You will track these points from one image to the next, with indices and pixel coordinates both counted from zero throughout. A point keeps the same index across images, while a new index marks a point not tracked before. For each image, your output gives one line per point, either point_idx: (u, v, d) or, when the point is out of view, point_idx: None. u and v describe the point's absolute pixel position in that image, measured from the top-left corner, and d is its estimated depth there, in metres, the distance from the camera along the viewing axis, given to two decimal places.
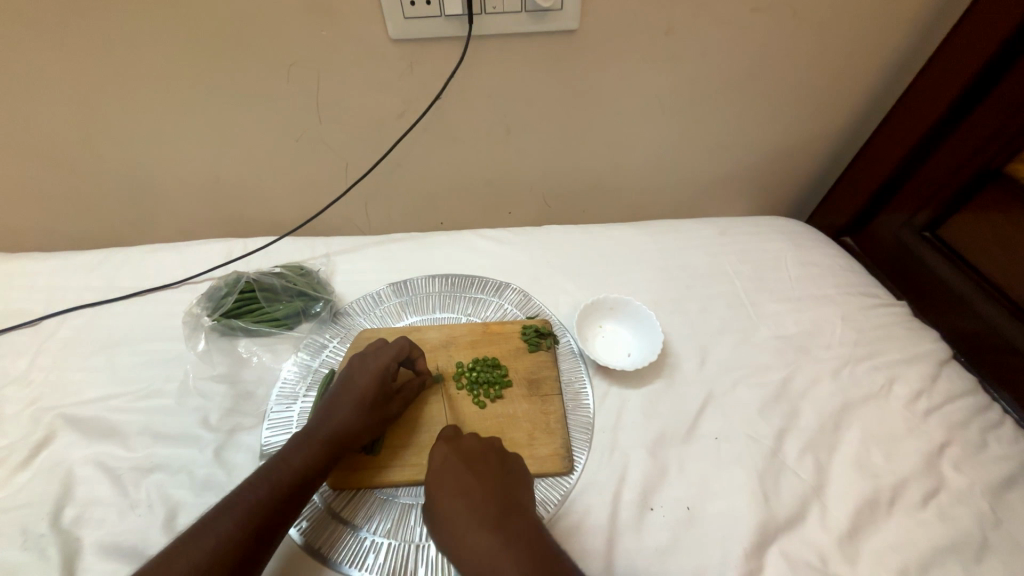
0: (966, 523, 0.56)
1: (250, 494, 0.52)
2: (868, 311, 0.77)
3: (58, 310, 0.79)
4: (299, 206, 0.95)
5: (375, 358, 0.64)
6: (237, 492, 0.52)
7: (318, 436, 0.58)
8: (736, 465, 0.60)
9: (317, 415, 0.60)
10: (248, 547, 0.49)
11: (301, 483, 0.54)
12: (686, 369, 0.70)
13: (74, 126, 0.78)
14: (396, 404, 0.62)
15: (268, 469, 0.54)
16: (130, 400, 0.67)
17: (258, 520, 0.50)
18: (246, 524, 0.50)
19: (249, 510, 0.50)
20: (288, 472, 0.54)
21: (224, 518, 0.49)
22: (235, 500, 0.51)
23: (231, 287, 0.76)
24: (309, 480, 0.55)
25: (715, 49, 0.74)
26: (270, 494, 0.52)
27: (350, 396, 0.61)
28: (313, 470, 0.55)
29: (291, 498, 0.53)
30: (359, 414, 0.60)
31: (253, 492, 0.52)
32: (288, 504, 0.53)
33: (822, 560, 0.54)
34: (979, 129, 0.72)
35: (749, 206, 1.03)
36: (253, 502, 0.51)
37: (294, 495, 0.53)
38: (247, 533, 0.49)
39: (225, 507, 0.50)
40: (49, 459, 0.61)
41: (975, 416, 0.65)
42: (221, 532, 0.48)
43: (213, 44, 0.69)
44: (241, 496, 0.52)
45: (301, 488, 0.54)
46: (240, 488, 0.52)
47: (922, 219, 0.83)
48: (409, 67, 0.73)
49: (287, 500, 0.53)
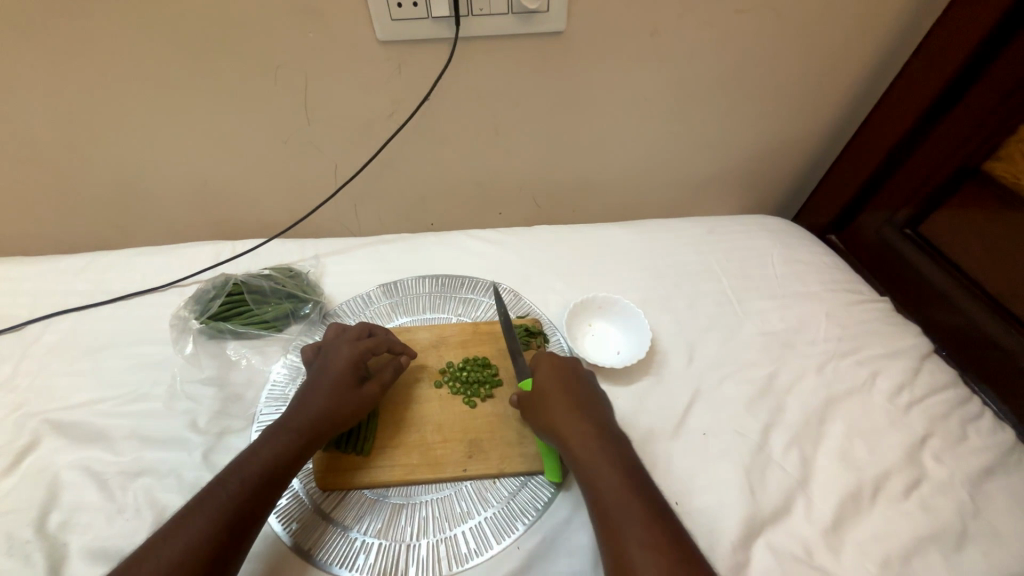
0: (948, 512, 0.57)
1: (222, 489, 0.50)
2: (853, 307, 0.79)
3: (43, 315, 0.78)
4: (289, 208, 0.94)
5: (345, 347, 0.65)
6: (207, 491, 0.50)
7: (292, 426, 0.57)
8: (725, 460, 0.61)
9: (290, 408, 0.59)
10: (223, 539, 0.47)
11: (274, 473, 0.53)
12: (675, 366, 0.71)
13: (59, 130, 0.78)
14: (368, 390, 0.62)
15: (240, 463, 0.53)
16: (118, 404, 0.67)
17: (232, 513, 0.49)
18: (220, 518, 0.48)
19: (220, 505, 0.49)
20: (262, 463, 0.53)
21: (196, 514, 0.48)
22: (206, 497, 0.50)
23: (219, 290, 0.76)
24: (283, 468, 0.54)
25: (701, 51, 0.75)
26: (242, 487, 0.51)
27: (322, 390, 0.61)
28: (287, 459, 0.55)
29: (264, 488, 0.52)
30: (332, 402, 0.59)
31: (225, 487, 0.51)
32: (262, 493, 0.52)
33: (808, 551, 0.55)
34: (956, 130, 0.74)
35: (737, 204, 1.04)
36: (224, 496, 0.50)
37: (268, 484, 0.52)
38: (222, 526, 0.48)
39: (197, 504, 0.49)
40: (36, 464, 0.60)
41: (955, 408, 0.67)
42: (192, 529, 0.47)
43: (200, 47, 0.69)
44: (212, 492, 0.50)
45: (275, 478, 0.53)
46: (211, 486, 0.51)
47: (903, 216, 0.84)
48: (397, 68, 0.73)
49: (258, 491, 0.51)
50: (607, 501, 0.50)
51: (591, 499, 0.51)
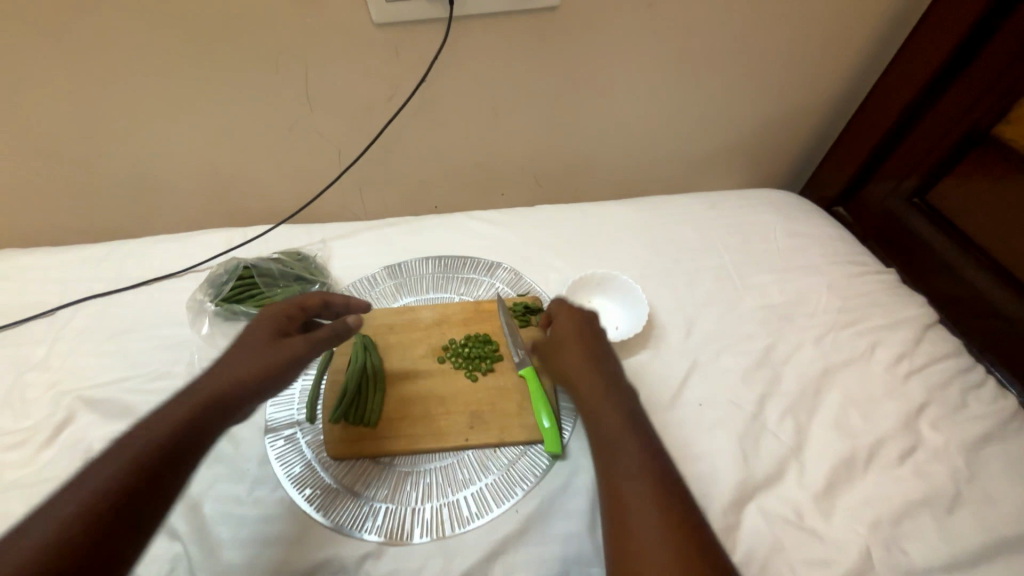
0: (942, 477, 0.58)
1: (131, 444, 0.45)
2: (856, 279, 0.78)
3: (71, 301, 0.82)
4: (295, 194, 0.97)
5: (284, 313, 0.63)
6: (112, 449, 0.44)
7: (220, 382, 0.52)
8: (720, 429, 0.63)
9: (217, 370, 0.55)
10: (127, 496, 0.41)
11: (192, 428, 0.48)
12: (673, 339, 0.72)
13: (75, 124, 0.81)
14: (303, 345, 0.59)
15: (155, 419, 0.48)
16: (142, 383, 0.71)
17: (142, 468, 0.43)
18: (128, 474, 0.43)
19: (129, 459, 0.43)
20: (182, 417, 0.48)
21: (99, 470, 0.42)
22: (112, 454, 0.44)
23: (231, 274, 0.79)
24: (204, 423, 0.49)
25: (699, 21, 0.74)
26: (156, 441, 0.45)
27: (257, 346, 0.58)
28: (209, 414, 0.49)
29: (181, 442, 0.46)
30: (264, 360, 0.56)
31: (136, 442, 0.45)
32: (180, 448, 0.46)
33: (798, 514, 0.56)
34: (965, 94, 0.72)
35: (741, 178, 1.03)
36: (134, 450, 0.44)
37: (188, 439, 0.47)
38: (128, 483, 0.42)
39: (103, 460, 0.43)
40: (72, 437, 0.65)
41: (956, 376, 0.67)
42: (93, 484, 0.41)
43: (202, 37, 0.71)
44: (119, 449, 0.44)
45: (196, 432, 0.48)
46: (119, 442, 0.45)
47: (909, 185, 0.83)
48: (393, 51, 0.74)
49: (174, 445, 0.46)
50: (608, 427, 0.53)
51: (606, 422, 0.53)
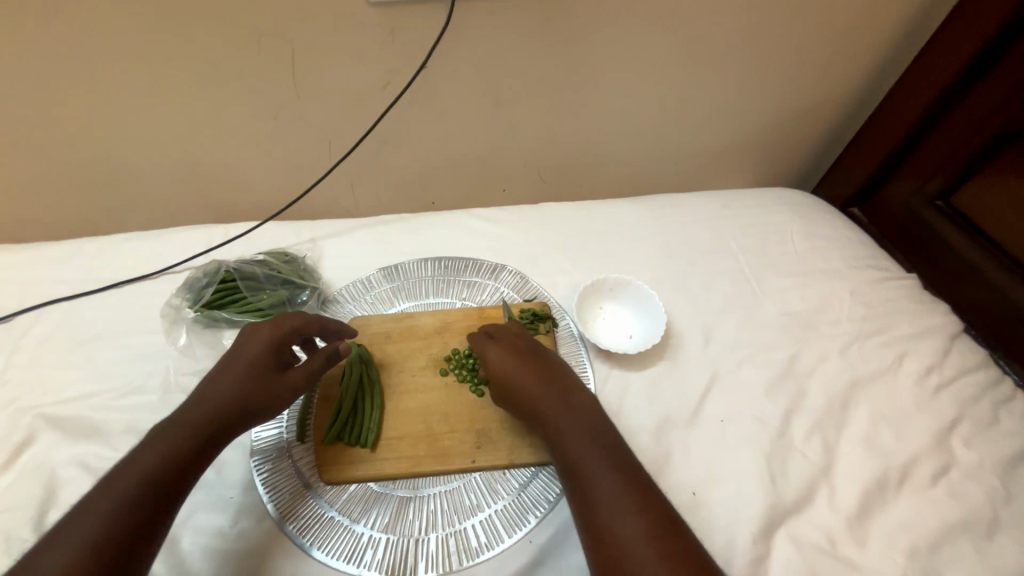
0: (978, 499, 0.55)
1: (115, 488, 0.44)
2: (878, 284, 0.75)
3: (32, 305, 0.75)
4: (282, 189, 0.90)
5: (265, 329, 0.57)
6: (93, 492, 0.44)
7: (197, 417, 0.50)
8: (745, 447, 0.59)
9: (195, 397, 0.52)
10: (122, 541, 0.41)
11: (176, 466, 0.46)
12: (691, 349, 0.68)
13: (35, 108, 0.73)
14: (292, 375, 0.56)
15: (134, 458, 0.46)
16: (113, 398, 0.64)
17: (134, 511, 0.43)
18: (120, 517, 0.42)
19: (116, 503, 0.43)
20: (161, 454, 0.46)
21: (87, 514, 0.42)
22: (93, 499, 0.43)
23: (212, 277, 0.73)
24: (188, 461, 0.47)
25: (720, 7, 0.69)
26: (140, 482, 0.44)
27: (239, 368, 0.54)
28: (190, 450, 0.48)
29: (167, 482, 0.45)
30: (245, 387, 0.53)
31: (122, 483, 0.44)
32: (166, 487, 0.45)
33: (831, 541, 0.53)
34: (997, 90, 0.69)
35: (753, 176, 0.99)
36: (119, 494, 0.43)
37: (173, 477, 0.46)
38: (122, 525, 0.42)
39: (85, 505, 0.43)
40: (33, 460, 0.59)
41: (986, 389, 0.64)
42: (86, 529, 0.41)
43: (177, 13, 0.64)
44: (99, 493, 0.43)
45: (181, 470, 0.47)
46: (102, 484, 0.44)
47: (934, 186, 0.79)
48: (391, 33, 0.68)
49: (158, 485, 0.45)
50: (576, 460, 0.49)
51: (572, 458, 0.50)
